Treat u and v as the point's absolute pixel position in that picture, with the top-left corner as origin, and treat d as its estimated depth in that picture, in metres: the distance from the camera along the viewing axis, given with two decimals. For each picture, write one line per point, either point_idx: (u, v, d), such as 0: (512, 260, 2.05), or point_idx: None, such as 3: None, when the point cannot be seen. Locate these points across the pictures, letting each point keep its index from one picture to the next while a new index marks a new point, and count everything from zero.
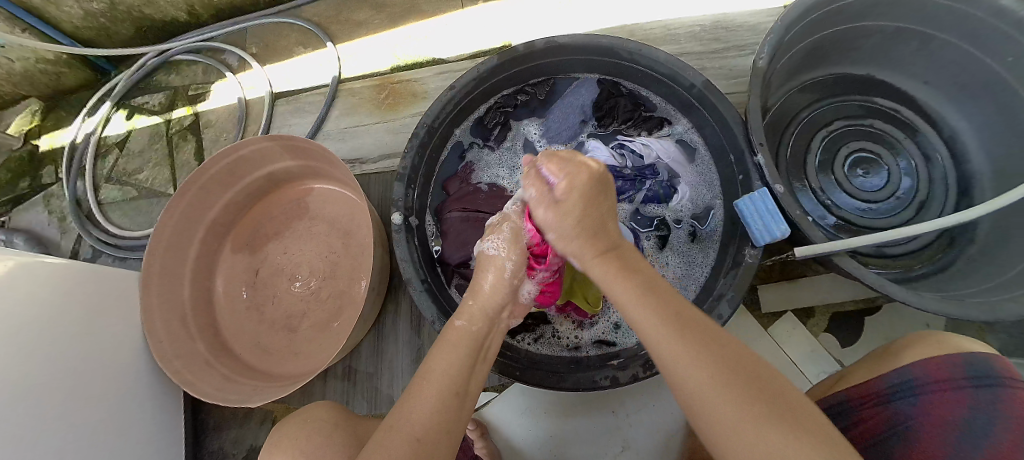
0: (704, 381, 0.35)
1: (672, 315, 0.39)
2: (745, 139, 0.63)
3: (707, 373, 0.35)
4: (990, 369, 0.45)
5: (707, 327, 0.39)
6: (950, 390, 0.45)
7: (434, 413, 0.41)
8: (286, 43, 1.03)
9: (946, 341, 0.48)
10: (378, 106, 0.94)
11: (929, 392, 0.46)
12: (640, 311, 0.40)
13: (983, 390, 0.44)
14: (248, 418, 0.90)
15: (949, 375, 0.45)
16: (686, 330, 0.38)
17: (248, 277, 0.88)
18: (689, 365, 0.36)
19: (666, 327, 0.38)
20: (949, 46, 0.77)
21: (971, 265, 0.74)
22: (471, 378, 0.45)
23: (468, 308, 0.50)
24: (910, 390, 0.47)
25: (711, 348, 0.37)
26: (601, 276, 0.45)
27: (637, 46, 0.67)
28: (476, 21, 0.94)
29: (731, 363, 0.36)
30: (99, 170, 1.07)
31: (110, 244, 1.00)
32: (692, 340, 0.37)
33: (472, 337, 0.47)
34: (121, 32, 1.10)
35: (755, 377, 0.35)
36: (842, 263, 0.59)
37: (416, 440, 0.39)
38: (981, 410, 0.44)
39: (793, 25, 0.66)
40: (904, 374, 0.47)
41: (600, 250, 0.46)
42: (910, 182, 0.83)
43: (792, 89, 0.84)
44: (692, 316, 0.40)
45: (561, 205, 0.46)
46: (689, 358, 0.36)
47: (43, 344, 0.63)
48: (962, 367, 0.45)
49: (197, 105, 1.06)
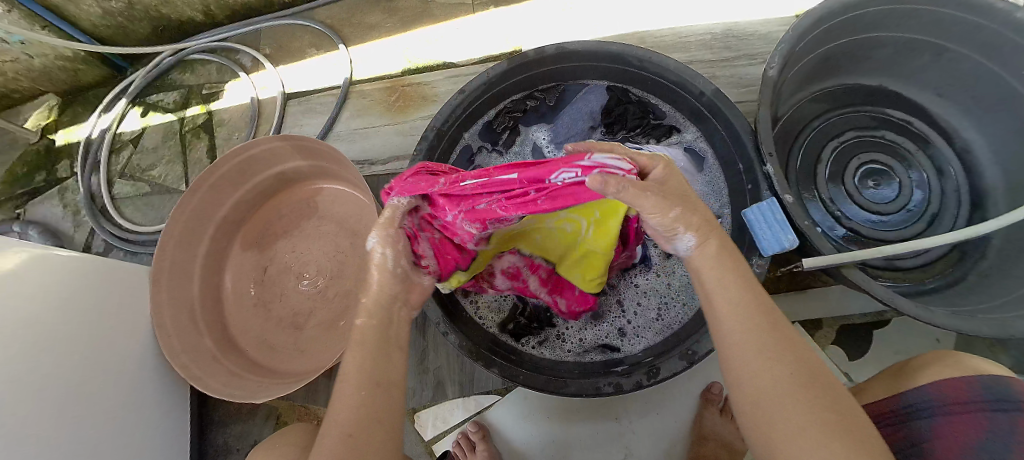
0: (778, 382, 0.38)
1: (766, 322, 0.41)
2: (754, 148, 0.63)
3: (783, 377, 0.38)
4: (1012, 393, 0.42)
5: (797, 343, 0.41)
6: (965, 413, 0.43)
7: (361, 406, 0.41)
8: (299, 44, 1.04)
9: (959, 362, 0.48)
10: (388, 108, 0.95)
11: (944, 414, 0.45)
12: (732, 294, 0.44)
13: (1002, 415, 0.42)
14: (253, 414, 0.91)
15: (965, 397, 0.44)
16: (775, 336, 0.40)
17: (256, 274, 0.89)
18: (766, 367, 0.39)
19: (764, 321, 0.41)
20: (963, 59, 0.76)
21: (982, 280, 0.73)
22: (391, 368, 0.45)
23: (364, 304, 0.50)
24: (927, 410, 0.46)
25: (794, 356, 0.39)
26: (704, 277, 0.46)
27: (646, 53, 0.67)
28: (487, 26, 0.95)
29: (809, 374, 0.38)
30: (113, 166, 1.09)
31: (122, 239, 1.02)
32: (780, 349, 0.39)
33: (375, 329, 0.48)
34: (137, 31, 1.12)
35: (831, 391, 0.37)
36: (850, 274, 0.59)
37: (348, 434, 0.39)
38: (999, 436, 0.41)
39: (805, 34, 0.66)
40: (922, 393, 0.47)
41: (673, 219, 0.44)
42: (921, 195, 0.82)
43: (803, 99, 0.83)
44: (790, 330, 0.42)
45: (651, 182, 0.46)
46: (770, 360, 0.39)
47: (53, 336, 0.64)
48: (979, 390, 0.44)
49: (210, 104, 1.08)
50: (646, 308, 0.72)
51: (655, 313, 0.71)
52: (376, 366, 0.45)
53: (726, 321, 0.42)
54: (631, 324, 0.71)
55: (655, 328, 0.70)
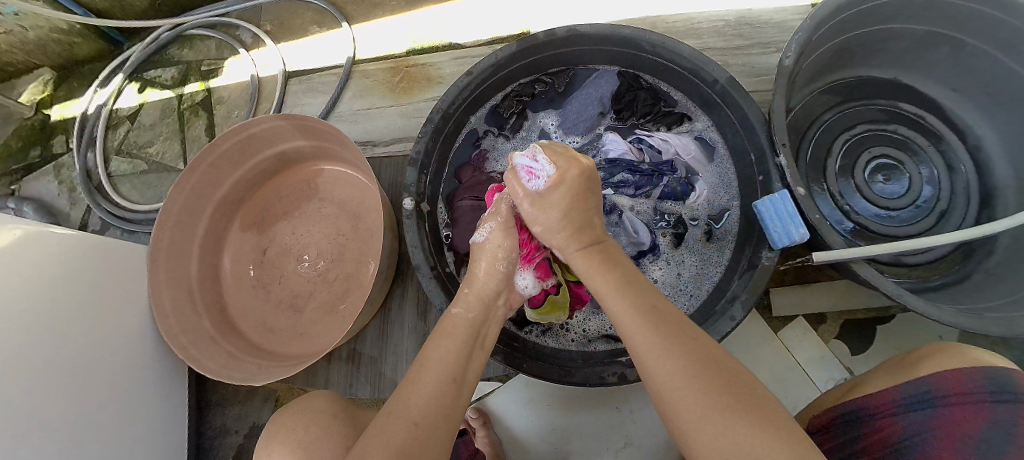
0: (672, 373, 0.39)
1: (647, 310, 0.44)
2: (766, 139, 0.61)
3: (679, 370, 0.39)
4: (1012, 385, 0.42)
5: (685, 327, 0.43)
6: (966, 404, 0.44)
7: (433, 403, 0.42)
8: (301, 21, 1.01)
9: (963, 354, 0.47)
10: (392, 89, 0.93)
11: (942, 405, 0.45)
12: (620, 302, 0.45)
13: (1003, 407, 0.42)
14: (251, 396, 0.91)
15: (965, 387, 0.44)
16: (662, 326, 0.42)
17: (256, 256, 0.87)
18: (664, 360, 0.40)
19: (642, 316, 0.43)
20: (980, 53, 0.75)
21: (988, 278, 0.73)
22: (470, 367, 0.47)
23: (463, 296, 0.52)
24: (925, 402, 0.46)
25: (683, 345, 0.40)
26: (584, 271, 0.50)
27: (660, 38, 0.65)
28: (495, 7, 0.92)
29: (701, 362, 0.39)
30: (110, 142, 1.07)
31: (119, 217, 1.00)
32: (664, 338, 0.41)
33: (468, 325, 0.50)
34: (135, 5, 1.08)
35: (727, 376, 0.38)
36: (861, 271, 0.58)
37: (413, 424, 0.40)
38: (999, 428, 0.41)
39: (823, 23, 0.65)
40: (919, 386, 0.47)
41: (584, 244, 0.50)
42: (931, 191, 0.81)
43: (816, 90, 0.82)
44: (666, 312, 0.44)
45: (545, 201, 0.50)
46: (663, 350, 0.40)
47: (51, 314, 0.63)
48: (979, 380, 0.44)
49: (209, 81, 1.05)
50: None
51: None
52: (460, 362, 0.46)
53: (620, 318, 0.44)
54: None
55: None
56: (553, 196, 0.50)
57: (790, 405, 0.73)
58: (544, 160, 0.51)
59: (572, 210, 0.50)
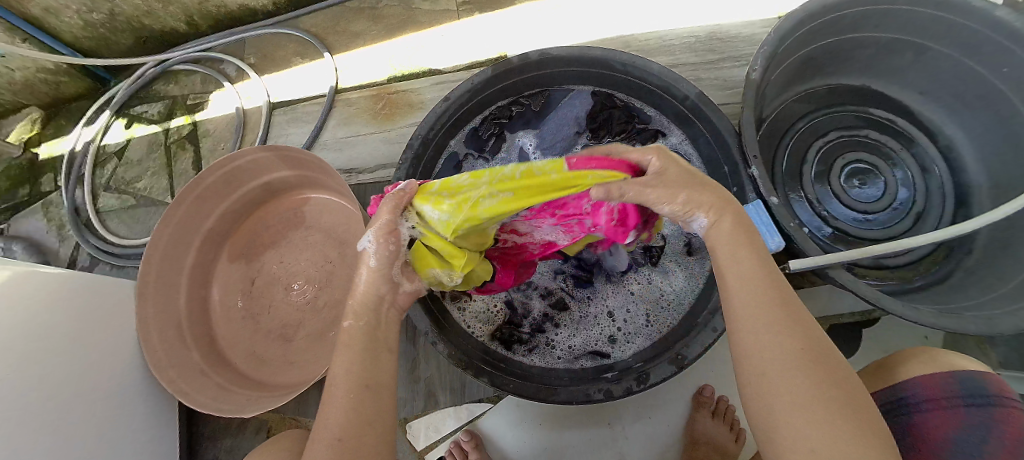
0: (777, 364, 0.36)
1: (773, 291, 0.40)
2: (739, 152, 0.63)
3: (785, 356, 0.36)
4: (984, 388, 0.44)
5: (797, 308, 0.40)
6: (943, 409, 0.45)
7: (354, 410, 0.40)
8: (284, 53, 1.03)
9: (938, 359, 0.48)
10: (375, 116, 0.94)
11: (921, 410, 0.46)
12: (738, 274, 0.42)
13: (977, 409, 0.44)
14: (243, 427, 0.90)
15: (941, 393, 0.45)
16: (777, 306, 0.39)
17: (244, 286, 0.88)
18: (772, 348, 0.37)
19: (766, 298, 0.40)
20: (944, 57, 0.77)
21: (967, 276, 0.74)
22: (383, 370, 0.44)
23: None
24: (905, 408, 0.47)
25: (800, 334, 0.38)
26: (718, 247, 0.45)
27: (630, 57, 0.67)
28: (471, 33, 0.95)
29: (813, 347, 0.37)
30: (98, 179, 1.08)
31: (108, 253, 1.00)
32: (779, 318, 0.38)
33: (365, 330, 0.46)
34: (121, 43, 1.11)
35: (836, 368, 0.36)
36: (836, 275, 0.58)
37: (337, 439, 0.39)
38: (973, 430, 0.43)
39: (786, 36, 0.67)
40: (897, 392, 0.48)
41: (721, 217, 0.45)
42: (906, 193, 0.83)
43: (789, 99, 0.83)
44: (793, 298, 0.40)
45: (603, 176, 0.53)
46: (774, 340, 0.37)
47: (40, 353, 0.63)
48: (953, 385, 0.45)
49: (195, 114, 1.07)
50: (633, 314, 0.71)
51: (642, 319, 0.71)
52: (367, 368, 0.43)
53: (736, 290, 0.41)
54: (621, 332, 0.71)
55: (644, 333, 0.70)
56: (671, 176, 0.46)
57: None
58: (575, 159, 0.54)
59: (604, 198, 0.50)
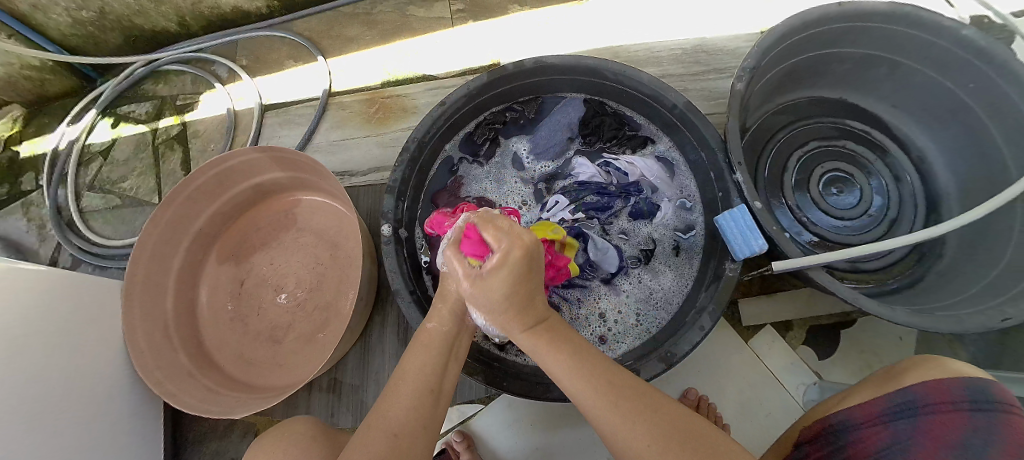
0: (614, 421, 0.42)
1: (604, 385, 0.44)
2: (725, 158, 0.65)
3: (646, 442, 0.40)
4: (991, 395, 0.44)
5: (647, 400, 0.43)
6: (949, 412, 0.44)
7: (412, 413, 0.44)
8: (277, 56, 1.04)
9: (943, 367, 0.48)
10: (368, 120, 0.95)
11: (928, 412, 0.45)
12: (574, 381, 0.45)
13: (980, 413, 0.43)
14: (229, 431, 0.88)
15: (949, 396, 0.45)
16: (622, 397, 0.43)
17: (233, 288, 0.87)
18: (600, 410, 0.43)
19: (601, 397, 0.43)
20: (916, 73, 0.81)
21: (938, 279, 0.78)
22: (445, 379, 0.48)
23: (437, 311, 0.52)
24: (912, 410, 0.46)
25: (615, 386, 0.44)
26: (531, 350, 0.49)
27: (621, 67, 0.69)
28: (466, 40, 0.97)
29: (667, 429, 0.41)
30: (81, 179, 1.05)
31: (90, 254, 0.98)
32: (628, 409, 0.42)
33: (444, 336, 0.51)
34: (109, 41, 1.10)
35: (658, 410, 0.42)
36: (818, 276, 0.61)
37: (393, 435, 0.42)
38: (978, 434, 0.43)
39: (770, 49, 0.70)
40: (906, 394, 0.47)
41: (528, 326, 0.48)
42: (881, 200, 0.87)
43: (770, 109, 0.87)
44: (621, 384, 0.44)
45: (486, 282, 0.46)
46: (626, 430, 0.41)
47: (22, 352, 0.61)
48: (961, 390, 0.45)
49: (185, 115, 1.06)
50: (624, 314, 0.73)
51: (632, 319, 0.72)
52: (435, 376, 0.47)
53: (577, 392, 0.45)
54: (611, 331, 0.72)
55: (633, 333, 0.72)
56: (490, 280, 0.45)
57: (764, 411, 0.76)
58: (488, 239, 0.46)
59: (513, 294, 0.46)
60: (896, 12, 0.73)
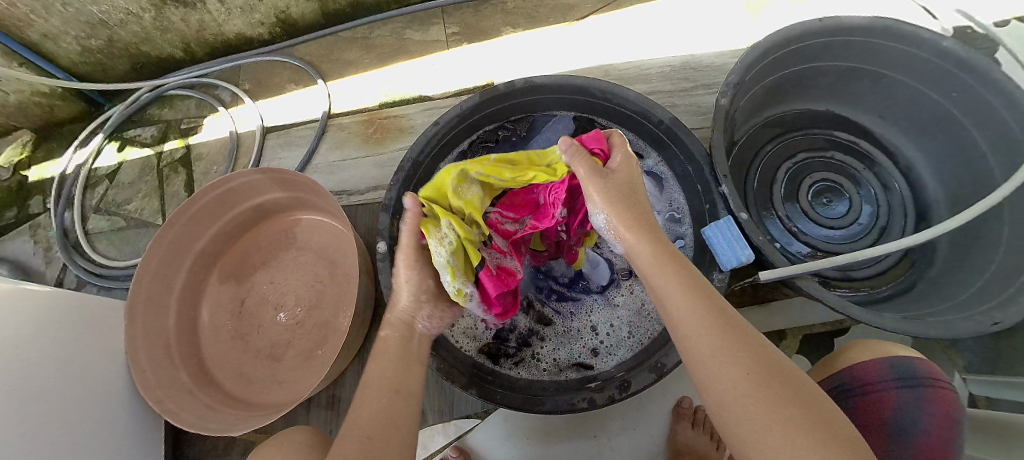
0: (738, 381, 0.40)
1: (712, 317, 0.45)
2: (710, 171, 0.68)
3: (745, 373, 0.41)
4: (913, 371, 0.54)
5: (751, 338, 0.44)
6: (878, 391, 0.54)
7: (382, 414, 0.46)
8: (279, 80, 1.07)
9: (876, 349, 0.57)
10: (366, 140, 0.98)
11: (863, 393, 0.55)
12: (682, 303, 0.47)
13: (906, 389, 0.53)
14: (229, 450, 0.89)
15: (877, 378, 0.54)
16: (727, 332, 0.44)
17: (234, 306, 0.88)
18: (727, 372, 0.41)
19: (708, 326, 0.44)
20: (898, 84, 0.83)
21: (930, 286, 0.78)
22: None
23: None
24: (850, 391, 0.56)
25: (751, 350, 0.42)
26: (641, 255, 0.53)
27: (608, 85, 0.73)
28: (460, 61, 1.00)
29: (766, 367, 0.41)
30: (88, 201, 1.08)
31: (95, 274, 1.00)
32: (732, 342, 0.43)
33: None
34: (117, 68, 1.13)
35: (795, 386, 0.40)
36: (805, 285, 0.62)
37: (365, 437, 0.44)
38: (907, 407, 0.53)
39: (753, 65, 0.72)
40: (845, 378, 0.57)
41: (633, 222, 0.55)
42: (870, 209, 0.88)
43: (757, 123, 0.89)
44: (731, 320, 0.45)
45: (620, 166, 0.58)
46: (727, 357, 0.42)
47: (27, 371, 0.63)
48: (887, 370, 0.54)
49: (189, 138, 1.09)
50: (617, 326, 0.74)
51: (625, 331, 0.73)
52: (398, 377, 0.51)
53: (685, 321, 0.46)
54: (603, 343, 0.73)
55: (626, 345, 0.72)
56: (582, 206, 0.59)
57: None
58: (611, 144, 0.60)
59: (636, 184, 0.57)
60: (876, 26, 0.75)
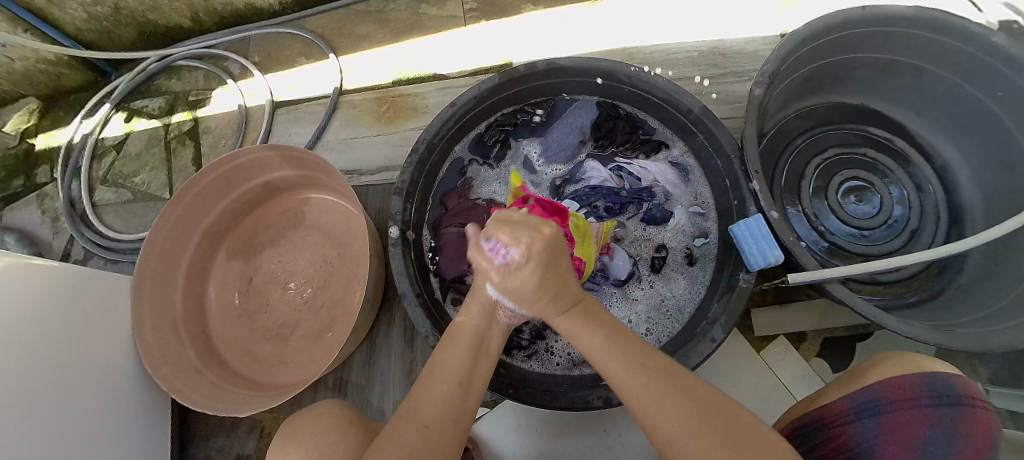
0: (677, 431, 0.39)
1: (631, 359, 0.44)
2: (741, 166, 0.64)
3: (682, 420, 0.39)
4: (952, 389, 0.44)
5: (669, 377, 0.43)
6: (911, 409, 0.44)
7: (444, 406, 0.43)
8: (289, 53, 1.03)
9: (908, 363, 0.48)
10: (378, 119, 0.94)
11: (891, 411, 0.45)
12: (602, 357, 0.45)
13: (942, 410, 0.44)
14: (235, 428, 0.89)
15: (910, 393, 0.45)
16: (652, 376, 0.42)
17: (241, 284, 0.87)
18: (664, 425, 0.39)
19: (633, 369, 0.43)
20: (941, 79, 0.78)
21: (960, 294, 0.75)
22: (476, 371, 0.48)
23: (466, 305, 0.53)
24: (874, 409, 0.46)
25: (672, 392, 0.41)
26: (567, 332, 0.48)
27: (636, 70, 0.68)
28: (478, 39, 0.96)
29: (700, 409, 0.40)
30: (94, 173, 1.06)
31: (102, 247, 0.99)
32: (667, 389, 0.41)
33: (472, 332, 0.50)
34: (123, 36, 1.10)
35: (732, 429, 0.39)
36: (835, 290, 0.59)
37: (423, 426, 0.42)
38: (944, 431, 0.43)
39: (790, 54, 0.68)
40: (870, 392, 0.47)
41: (565, 309, 0.48)
42: (902, 210, 0.84)
43: (788, 115, 0.85)
44: (654, 361, 0.44)
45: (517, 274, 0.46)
46: (657, 405, 0.40)
47: (31, 347, 0.62)
48: (922, 385, 0.45)
49: (197, 111, 1.06)
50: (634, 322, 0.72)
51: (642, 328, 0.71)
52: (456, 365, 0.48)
53: (608, 366, 0.44)
54: None
55: None
56: (521, 273, 0.46)
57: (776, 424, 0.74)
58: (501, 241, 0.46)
59: (546, 281, 0.46)
60: (921, 17, 0.70)
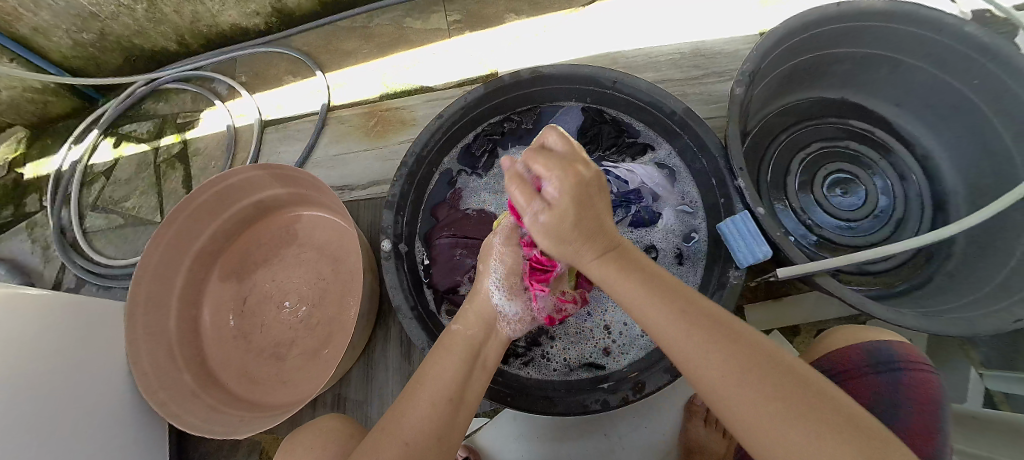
0: (726, 375, 0.37)
1: (672, 304, 0.42)
2: (725, 163, 0.64)
3: (725, 363, 0.37)
4: (892, 356, 0.54)
5: (714, 320, 0.41)
6: (859, 377, 0.54)
7: (427, 421, 0.44)
8: (276, 72, 1.04)
9: (859, 335, 0.58)
10: (367, 133, 0.95)
11: (839, 380, 0.56)
12: (633, 292, 0.43)
13: (886, 374, 0.53)
14: (235, 450, 0.88)
15: (855, 364, 0.55)
16: (693, 322, 0.40)
17: (235, 305, 0.87)
18: (732, 397, 0.36)
19: (671, 315, 0.41)
20: (918, 70, 0.80)
21: (949, 280, 0.76)
22: (469, 386, 0.49)
23: (464, 315, 0.55)
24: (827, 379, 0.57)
25: (714, 334, 0.39)
26: (602, 280, 0.46)
27: (618, 74, 0.69)
28: (463, 50, 0.97)
29: (742, 350, 0.38)
30: (84, 199, 1.06)
31: (95, 274, 0.99)
32: (705, 333, 0.39)
33: (468, 340, 0.53)
34: (110, 61, 1.10)
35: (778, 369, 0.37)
36: (824, 282, 0.59)
37: (405, 442, 0.43)
38: (888, 392, 0.53)
39: (769, 52, 0.69)
40: (822, 366, 0.58)
41: (600, 252, 0.45)
42: (887, 200, 0.86)
43: (771, 112, 0.86)
44: (694, 304, 0.42)
45: (557, 207, 0.43)
46: (700, 348, 0.39)
47: (28, 377, 0.61)
48: (864, 356, 0.55)
49: (185, 133, 1.07)
50: (629, 325, 0.72)
51: (638, 329, 0.71)
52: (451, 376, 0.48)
53: (646, 317, 0.42)
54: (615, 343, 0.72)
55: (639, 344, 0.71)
56: (561, 208, 0.43)
57: None
58: (537, 172, 0.44)
59: (583, 220, 0.43)
60: (893, 10, 0.72)
